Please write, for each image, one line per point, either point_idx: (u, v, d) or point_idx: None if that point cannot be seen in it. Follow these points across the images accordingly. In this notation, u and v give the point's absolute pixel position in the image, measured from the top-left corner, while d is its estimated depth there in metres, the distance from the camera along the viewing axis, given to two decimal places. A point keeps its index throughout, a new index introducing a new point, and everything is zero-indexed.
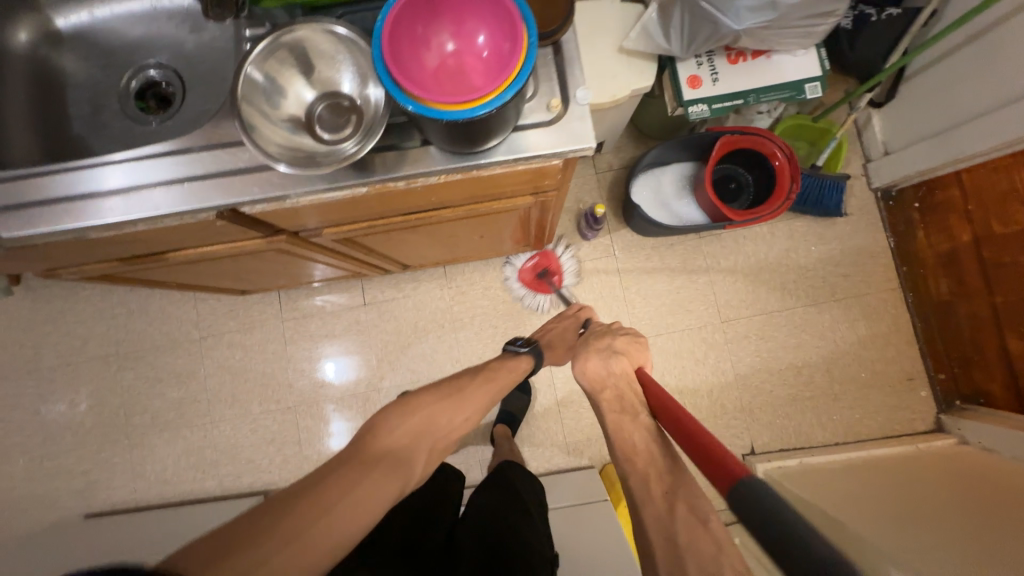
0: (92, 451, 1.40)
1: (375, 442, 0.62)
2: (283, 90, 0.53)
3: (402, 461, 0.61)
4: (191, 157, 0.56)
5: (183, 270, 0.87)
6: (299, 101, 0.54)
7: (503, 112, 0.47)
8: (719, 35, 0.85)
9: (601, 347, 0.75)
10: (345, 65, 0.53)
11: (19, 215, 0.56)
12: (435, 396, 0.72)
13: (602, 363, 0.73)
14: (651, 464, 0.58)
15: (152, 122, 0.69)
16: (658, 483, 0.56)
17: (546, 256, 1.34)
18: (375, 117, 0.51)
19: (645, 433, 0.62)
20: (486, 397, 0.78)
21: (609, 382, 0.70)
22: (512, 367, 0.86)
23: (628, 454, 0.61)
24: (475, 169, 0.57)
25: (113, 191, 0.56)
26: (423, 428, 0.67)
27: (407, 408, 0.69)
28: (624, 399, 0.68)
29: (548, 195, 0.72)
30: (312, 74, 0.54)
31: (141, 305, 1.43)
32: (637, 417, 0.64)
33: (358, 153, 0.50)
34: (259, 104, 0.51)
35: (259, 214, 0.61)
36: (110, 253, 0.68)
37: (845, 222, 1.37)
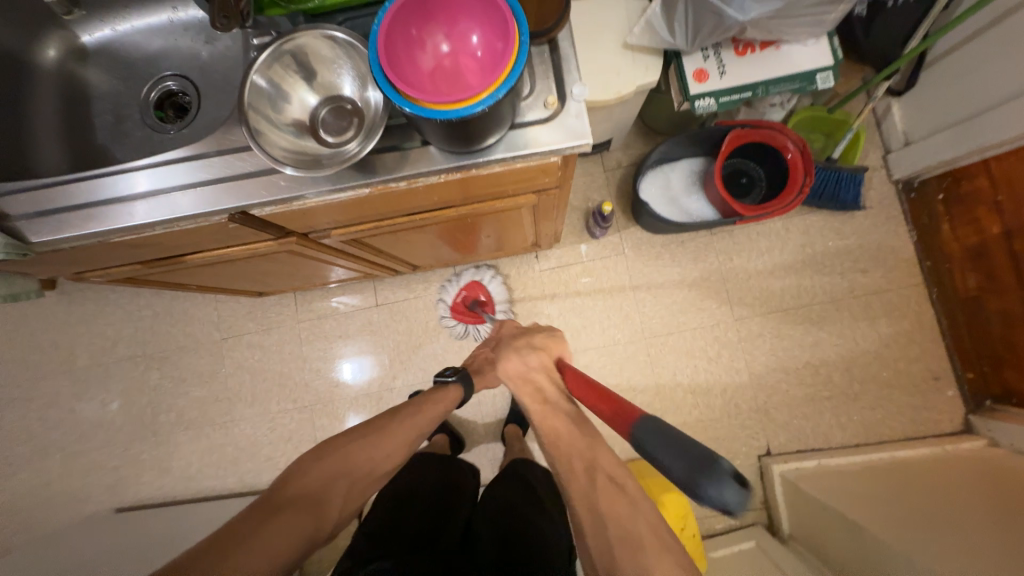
0: (122, 447, 1.46)
1: (287, 487, 0.65)
2: (287, 95, 0.55)
3: (315, 503, 0.64)
4: (206, 162, 0.59)
5: (202, 272, 0.90)
6: (303, 106, 0.56)
7: (497, 110, 0.47)
8: (724, 26, 0.84)
9: (520, 346, 0.76)
10: (346, 70, 0.55)
11: (49, 222, 0.60)
12: (352, 433, 0.73)
13: (520, 361, 0.73)
14: (572, 445, 0.62)
15: (169, 130, 0.72)
16: (580, 464, 0.60)
17: (472, 285, 1.35)
18: (375, 120, 0.53)
19: (565, 417, 0.65)
20: (416, 429, 0.78)
21: (531, 378, 0.70)
22: (438, 399, 0.86)
23: (553, 442, 0.63)
24: (474, 167, 0.58)
25: (139, 196, 0.59)
26: (337, 470, 0.67)
27: (325, 449, 0.70)
28: (543, 390, 0.68)
29: (550, 192, 0.72)
30: (314, 79, 0.56)
31: (166, 308, 1.49)
32: (557, 405, 0.66)
33: (360, 153, 0.52)
34: (265, 110, 0.53)
35: (269, 216, 0.64)
36: (132, 256, 0.71)
37: (864, 215, 1.32)
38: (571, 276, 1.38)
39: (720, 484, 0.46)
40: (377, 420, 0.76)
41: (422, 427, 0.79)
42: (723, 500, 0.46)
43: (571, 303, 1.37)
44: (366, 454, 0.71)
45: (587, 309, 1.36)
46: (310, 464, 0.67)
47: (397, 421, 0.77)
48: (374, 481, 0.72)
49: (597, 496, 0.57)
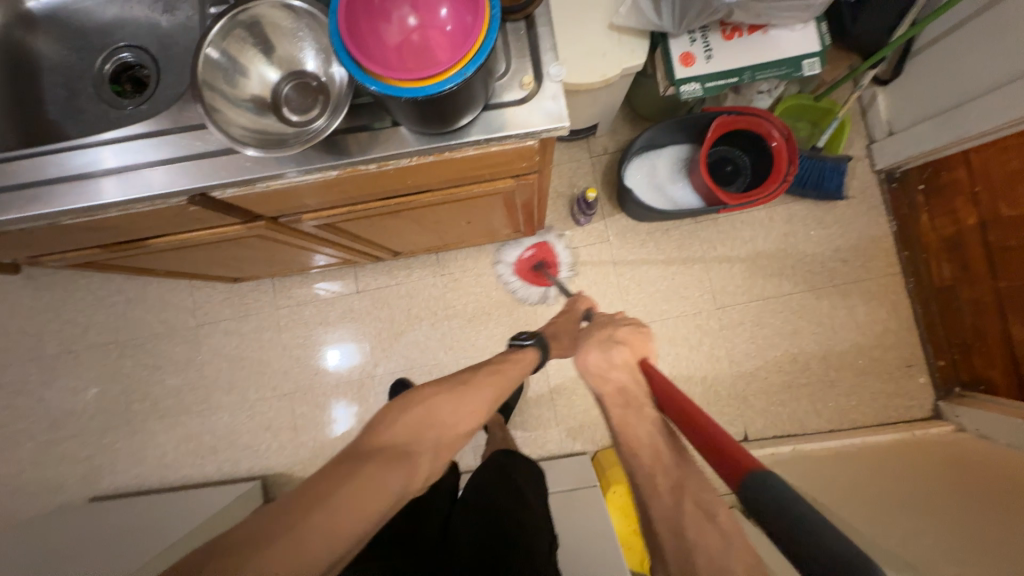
0: (95, 436, 1.43)
1: (376, 438, 0.65)
2: (245, 70, 0.52)
3: (405, 455, 0.64)
4: (167, 140, 0.56)
5: (169, 257, 0.87)
6: (263, 82, 0.53)
7: (468, 88, 0.45)
8: (711, 8, 0.81)
9: (602, 339, 0.73)
10: (309, 44, 0.52)
11: (10, 197, 0.56)
12: (436, 390, 0.74)
13: (603, 357, 0.71)
14: (658, 460, 0.57)
15: (126, 107, 0.68)
16: (663, 478, 0.55)
17: (542, 246, 1.35)
18: (340, 97, 0.50)
19: (650, 426, 0.61)
20: (493, 391, 0.79)
21: (611, 376, 0.69)
22: (516, 361, 0.88)
23: (633, 449, 0.59)
24: (447, 150, 0.55)
25: (109, 171, 0.56)
26: (420, 424, 0.69)
27: (410, 401, 0.71)
28: (627, 392, 0.66)
29: (529, 177, 0.70)
30: (274, 53, 0.53)
31: (139, 293, 1.44)
32: (641, 410, 0.63)
33: (325, 131, 0.48)
34: (219, 85, 0.49)
35: (233, 199, 0.60)
36: (89, 240, 0.67)
37: (847, 205, 1.33)
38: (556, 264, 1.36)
39: None
40: (458, 379, 0.78)
41: (500, 390, 0.80)
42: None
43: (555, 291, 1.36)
44: (451, 412, 0.72)
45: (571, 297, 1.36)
46: (400, 417, 0.68)
47: (477, 381, 0.78)
48: (456, 439, 0.72)
49: (658, 519, 0.53)
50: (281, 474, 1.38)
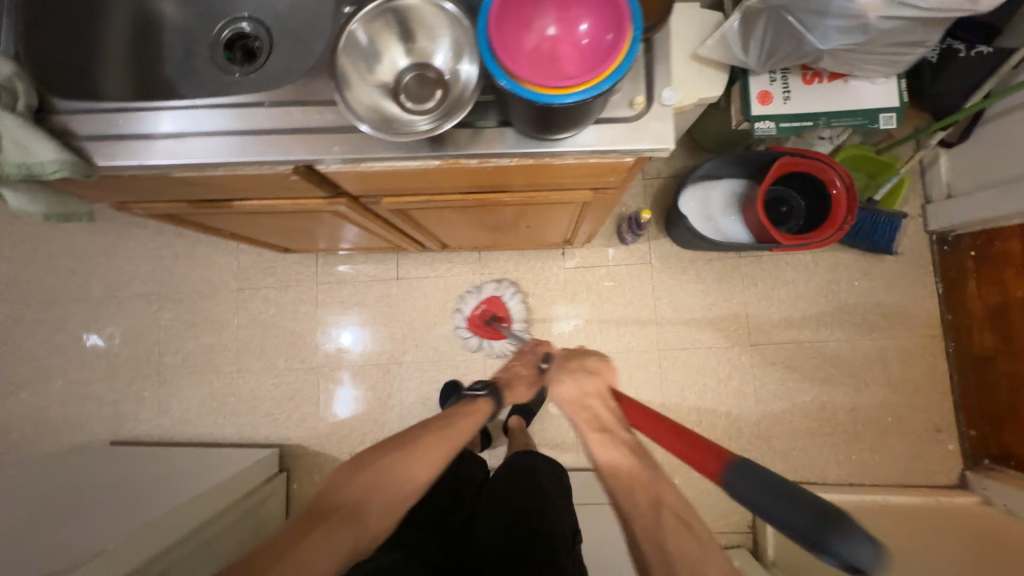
0: (124, 382, 1.47)
1: (327, 501, 0.67)
2: (380, 53, 0.55)
3: (349, 519, 0.65)
4: (258, 112, 0.58)
5: (240, 220, 0.89)
6: (394, 69, 0.55)
7: (587, 103, 0.48)
8: (800, 52, 0.83)
9: (574, 368, 0.74)
10: (445, 41, 0.54)
11: (136, 145, 0.58)
12: (386, 450, 0.73)
13: (575, 387, 0.72)
14: (635, 479, 0.61)
15: (235, 73, 0.72)
16: (642, 499, 0.59)
17: (492, 301, 1.35)
18: (462, 95, 0.52)
19: (625, 448, 0.64)
20: (446, 446, 0.77)
21: (587, 404, 0.70)
22: (467, 414, 0.84)
23: (612, 474, 0.62)
24: (547, 156, 0.57)
25: (164, 134, 0.58)
26: (368, 486, 0.69)
27: (359, 463, 0.71)
28: (602, 419, 0.68)
29: (607, 191, 0.72)
30: (410, 43, 0.55)
31: (187, 250, 1.48)
32: (616, 435, 0.65)
33: (433, 130, 0.51)
34: (356, 62, 0.53)
35: (332, 174, 0.63)
36: (182, 194, 0.70)
37: (894, 261, 1.32)
38: (593, 281, 1.38)
39: (850, 541, 0.42)
40: (410, 435, 0.76)
41: (454, 444, 0.78)
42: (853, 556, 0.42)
43: (590, 305, 1.38)
44: (399, 472, 0.71)
45: (605, 313, 1.37)
46: (346, 480, 0.69)
47: (426, 437, 0.76)
48: (409, 498, 0.71)
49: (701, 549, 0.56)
50: (297, 445, 1.40)
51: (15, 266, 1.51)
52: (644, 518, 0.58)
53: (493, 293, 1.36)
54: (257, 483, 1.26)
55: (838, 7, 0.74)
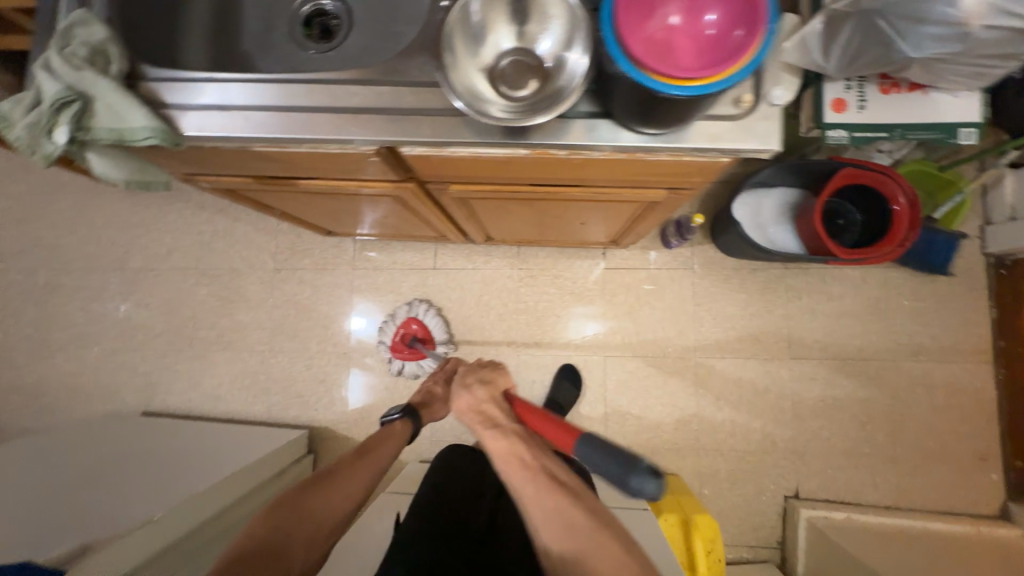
0: (158, 354, 1.48)
1: (244, 547, 0.62)
2: (488, 33, 0.54)
3: (275, 559, 0.62)
4: (333, 88, 0.57)
5: (298, 198, 0.89)
6: (498, 50, 0.54)
7: (696, 100, 0.46)
8: (886, 59, 0.80)
9: (467, 378, 0.72)
10: (556, 24, 0.51)
11: (225, 116, 0.57)
12: (305, 485, 0.71)
13: (468, 396, 0.69)
14: (524, 461, 0.63)
15: (311, 50, 0.71)
16: (533, 480, 0.61)
17: (410, 322, 1.36)
18: (562, 90, 0.51)
19: (516, 438, 0.65)
20: (367, 473, 0.76)
21: (482, 409, 0.68)
22: (383, 440, 0.82)
23: (504, 464, 0.63)
24: (642, 151, 0.56)
25: (199, 107, 0.57)
26: (292, 522, 0.67)
27: (278, 503, 0.68)
28: (494, 418, 0.67)
29: (682, 192, 0.71)
30: (520, 26, 0.54)
31: (226, 227, 1.49)
32: (507, 428, 0.65)
33: (522, 121, 0.50)
34: (462, 38, 0.52)
35: (412, 158, 0.62)
36: (252, 169, 0.69)
37: (947, 282, 1.29)
38: (632, 283, 1.36)
39: (643, 481, 0.52)
40: (331, 467, 0.74)
41: (375, 472, 0.78)
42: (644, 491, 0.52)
43: (628, 307, 1.36)
44: (322, 504, 0.70)
45: (643, 317, 1.35)
46: (262, 523, 0.65)
47: (344, 467, 0.75)
48: (336, 528, 0.71)
49: None
50: (325, 428, 1.40)
51: (57, 232, 1.53)
52: (531, 490, 0.61)
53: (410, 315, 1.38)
54: (287, 463, 1.26)
55: (937, 14, 0.71)
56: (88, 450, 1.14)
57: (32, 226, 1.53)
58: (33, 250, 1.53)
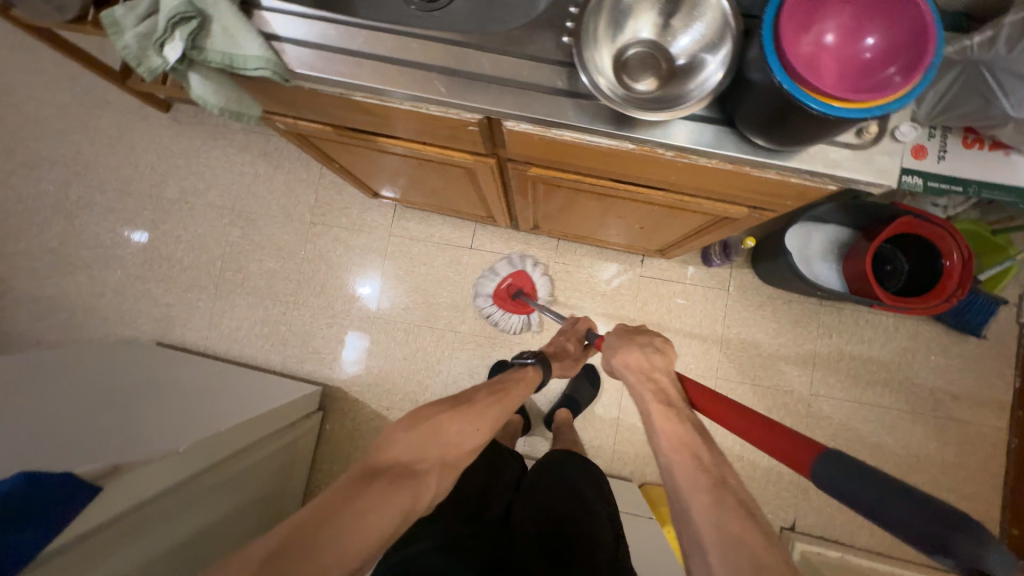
0: (181, 288, 1.47)
1: (379, 455, 0.63)
2: (629, 17, 0.53)
3: (411, 473, 0.62)
4: (446, 48, 0.55)
5: (366, 155, 0.88)
6: (631, 39, 0.54)
7: (820, 127, 0.46)
8: (982, 115, 0.77)
9: (642, 343, 0.78)
10: (700, 22, 0.50)
11: (339, 58, 0.55)
12: (442, 407, 0.70)
13: (643, 360, 0.75)
14: (701, 458, 0.60)
15: (412, 4, 0.69)
16: (709, 481, 0.58)
17: (519, 276, 1.34)
18: (684, 96, 0.51)
19: (689, 424, 0.64)
20: (495, 411, 0.76)
21: (653, 377, 0.72)
22: (519, 379, 0.86)
23: (672, 450, 0.62)
24: (751, 165, 0.55)
25: (280, 37, 0.55)
26: (428, 440, 0.66)
27: (416, 418, 0.67)
28: (666, 392, 0.69)
29: (764, 212, 0.71)
30: (662, 17, 0.53)
31: (268, 173, 1.47)
32: (679, 410, 0.66)
33: (638, 114, 0.49)
34: (605, 14, 0.51)
35: (511, 134, 0.61)
36: (338, 118, 0.68)
37: (977, 344, 1.29)
38: (665, 295, 1.36)
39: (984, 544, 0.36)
40: (467, 398, 0.74)
41: (501, 413, 0.77)
42: (980, 563, 0.35)
43: (658, 318, 1.36)
44: (456, 431, 0.69)
45: (671, 329, 1.35)
46: (408, 436, 0.65)
47: (477, 400, 0.75)
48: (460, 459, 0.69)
49: None
50: (338, 388, 1.40)
51: (97, 149, 1.51)
52: (704, 498, 0.56)
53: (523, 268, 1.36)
54: (299, 416, 1.26)
55: None
56: (109, 371, 1.13)
57: (71, 138, 1.51)
58: (71, 163, 1.51)
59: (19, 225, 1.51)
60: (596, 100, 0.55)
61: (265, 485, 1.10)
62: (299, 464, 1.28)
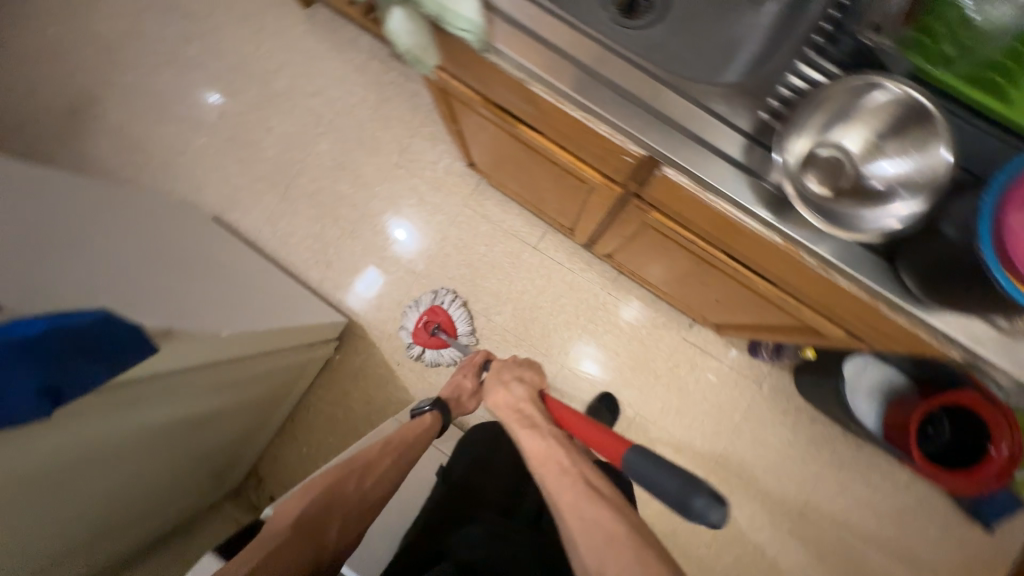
0: (253, 175, 1.50)
1: (280, 521, 0.69)
2: (846, 122, 0.51)
3: (314, 532, 0.69)
4: (644, 78, 0.56)
5: (494, 133, 0.88)
6: (836, 141, 0.51)
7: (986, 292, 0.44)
8: None
9: (506, 379, 0.85)
10: (912, 156, 0.49)
11: (540, 48, 0.56)
12: (342, 471, 0.76)
13: (506, 394, 0.82)
14: (555, 459, 0.69)
15: (609, 13, 0.68)
16: (570, 482, 0.65)
17: (434, 310, 1.37)
18: (857, 220, 0.49)
19: (551, 438, 0.72)
20: (394, 458, 0.80)
21: (520, 406, 0.79)
22: (411, 429, 0.86)
23: (540, 464, 0.69)
24: (885, 304, 0.54)
25: (495, 9, 0.56)
26: (329, 500, 0.73)
27: (312, 485, 0.73)
28: (528, 413, 0.78)
29: (859, 342, 0.70)
30: (872, 138, 0.51)
31: (375, 102, 1.48)
32: (539, 428, 0.74)
33: (810, 217, 0.48)
34: (830, 109, 0.49)
35: (659, 180, 0.60)
36: (499, 95, 0.69)
37: (980, 535, 1.26)
38: (698, 366, 1.35)
39: (707, 505, 0.60)
40: (361, 457, 0.79)
41: (405, 458, 0.82)
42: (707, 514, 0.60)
43: (683, 383, 1.35)
44: (354, 489, 0.75)
45: (691, 399, 1.34)
46: (296, 507, 0.70)
47: (372, 453, 0.79)
48: (369, 508, 0.76)
49: None
50: (361, 326, 1.42)
51: (228, 18, 1.54)
52: (569, 495, 0.64)
53: (435, 303, 1.38)
54: (319, 339, 1.28)
55: None
56: (170, 228, 1.16)
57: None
58: (200, 20, 1.54)
59: (132, 59, 1.55)
60: (768, 184, 0.54)
61: (263, 392, 1.12)
62: (300, 382, 1.32)
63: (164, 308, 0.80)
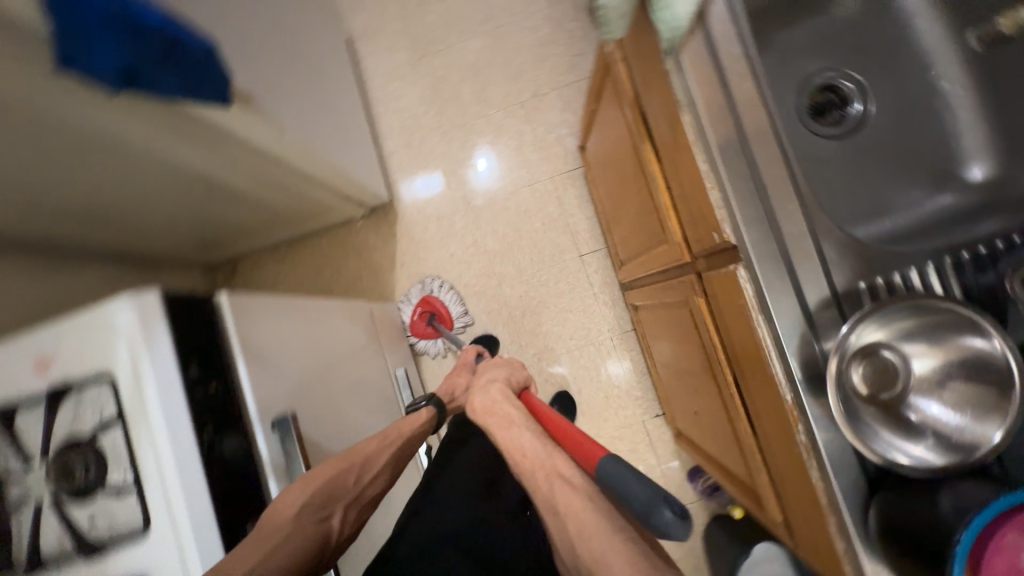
0: (402, 27, 1.51)
1: (272, 515, 0.60)
2: (932, 345, 0.47)
3: (317, 525, 0.63)
4: (783, 175, 0.53)
5: (620, 136, 0.87)
6: (913, 354, 0.48)
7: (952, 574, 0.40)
8: None
9: (482, 386, 0.73)
10: (966, 416, 0.46)
11: (714, 83, 0.54)
12: (339, 466, 0.67)
13: (483, 396, 0.69)
14: (535, 464, 0.51)
15: (799, 102, 0.65)
16: (542, 481, 0.49)
17: (427, 300, 1.37)
18: (871, 434, 0.46)
19: (530, 433, 0.56)
20: (391, 456, 0.75)
21: (495, 409, 0.65)
22: (405, 426, 0.81)
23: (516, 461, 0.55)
24: (835, 520, 0.51)
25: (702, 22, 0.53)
26: (332, 493, 0.65)
27: (310, 476, 0.64)
28: (504, 408, 0.64)
29: (785, 532, 0.68)
30: (948, 377, 0.47)
31: (542, 37, 1.44)
32: (511, 423, 0.60)
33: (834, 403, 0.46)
34: (922, 322, 0.47)
35: (726, 273, 0.59)
36: (650, 104, 0.68)
37: None
38: (636, 452, 1.34)
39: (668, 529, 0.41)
40: (358, 452, 0.71)
41: (400, 457, 0.77)
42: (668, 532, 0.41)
43: None
44: (354, 483, 0.69)
45: None
46: (297, 497, 0.62)
47: (370, 449, 0.72)
48: (370, 502, 0.71)
49: None
50: (396, 214, 1.45)
51: None
52: (545, 498, 0.48)
53: (431, 293, 1.38)
54: (357, 197, 1.31)
55: None
56: (307, 21, 1.19)
57: None
58: None
59: None
60: (818, 347, 0.51)
61: (285, 204, 1.16)
62: (319, 220, 1.36)
63: (255, 76, 0.82)
